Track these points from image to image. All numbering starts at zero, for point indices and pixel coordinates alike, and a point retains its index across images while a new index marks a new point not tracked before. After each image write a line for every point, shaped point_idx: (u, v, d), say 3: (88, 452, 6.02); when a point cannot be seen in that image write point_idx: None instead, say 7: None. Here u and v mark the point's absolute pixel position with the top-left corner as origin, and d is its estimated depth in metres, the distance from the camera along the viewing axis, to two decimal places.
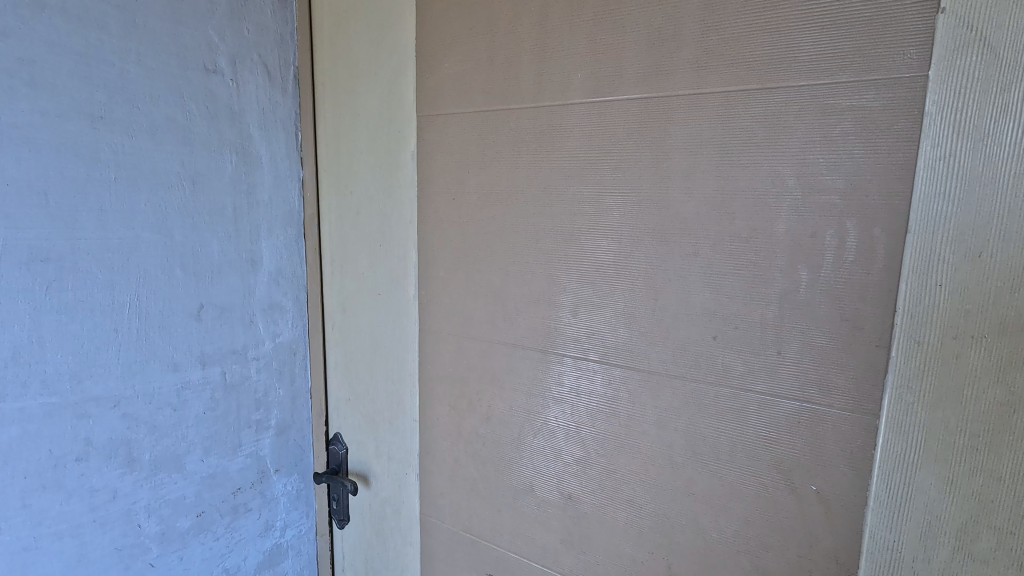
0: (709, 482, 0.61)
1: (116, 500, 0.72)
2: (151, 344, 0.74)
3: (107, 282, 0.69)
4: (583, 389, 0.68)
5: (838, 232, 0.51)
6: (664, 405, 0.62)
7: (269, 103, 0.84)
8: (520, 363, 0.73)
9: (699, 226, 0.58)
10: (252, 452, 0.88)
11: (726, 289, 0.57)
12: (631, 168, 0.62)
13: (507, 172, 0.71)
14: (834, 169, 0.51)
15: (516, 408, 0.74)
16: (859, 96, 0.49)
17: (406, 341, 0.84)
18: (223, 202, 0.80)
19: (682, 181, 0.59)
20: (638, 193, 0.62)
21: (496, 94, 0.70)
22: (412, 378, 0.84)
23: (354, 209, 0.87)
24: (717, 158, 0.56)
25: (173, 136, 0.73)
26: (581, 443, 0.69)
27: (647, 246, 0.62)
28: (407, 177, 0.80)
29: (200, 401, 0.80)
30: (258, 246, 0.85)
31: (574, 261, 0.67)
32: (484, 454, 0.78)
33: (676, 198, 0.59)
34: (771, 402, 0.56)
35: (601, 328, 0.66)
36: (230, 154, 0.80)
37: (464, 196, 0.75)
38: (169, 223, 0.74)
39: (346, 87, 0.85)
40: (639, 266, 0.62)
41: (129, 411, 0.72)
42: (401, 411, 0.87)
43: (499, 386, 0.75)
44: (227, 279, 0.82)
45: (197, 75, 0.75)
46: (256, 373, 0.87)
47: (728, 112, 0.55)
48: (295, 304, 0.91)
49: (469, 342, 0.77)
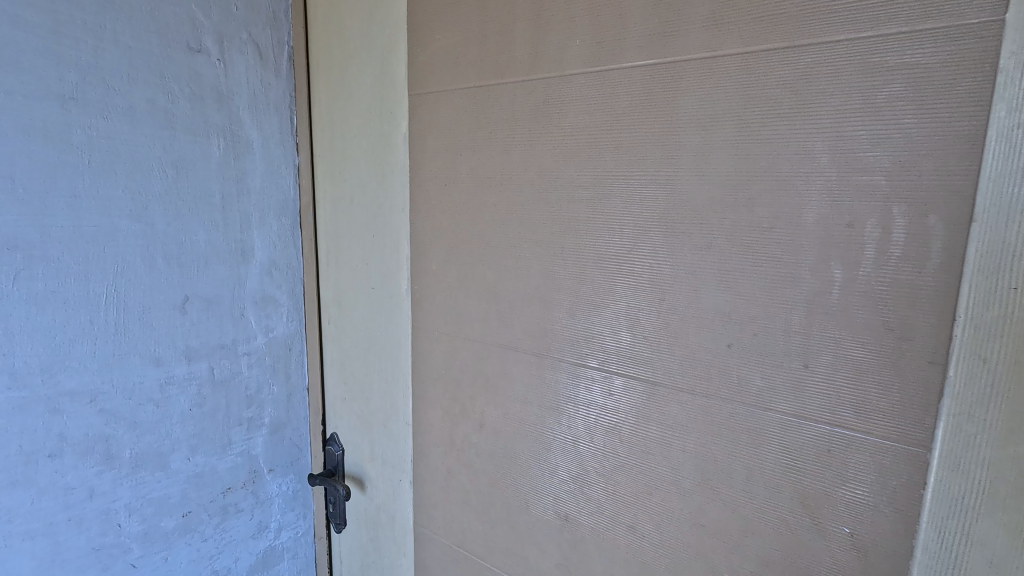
0: (721, 513, 0.52)
1: (93, 499, 0.69)
2: (129, 338, 0.70)
3: (81, 272, 0.66)
4: (582, 399, 0.60)
5: (881, 220, 0.42)
6: (670, 422, 0.54)
7: (260, 85, 0.80)
8: (514, 367, 0.66)
9: (712, 213, 0.49)
10: (243, 451, 0.84)
11: (743, 290, 0.48)
12: (637, 148, 0.53)
13: (500, 155, 0.63)
14: (878, 143, 0.41)
15: (510, 416, 0.67)
16: (911, 51, 0.40)
17: (399, 338, 0.78)
18: (209, 189, 0.76)
19: (692, 163, 0.50)
20: (643, 178, 0.53)
21: (489, 68, 0.63)
22: (405, 378, 0.78)
23: (348, 196, 0.82)
24: (734, 133, 0.47)
25: (154, 119, 0.70)
26: (579, 460, 0.62)
27: (652, 238, 0.53)
28: (399, 164, 0.74)
29: (185, 397, 0.77)
30: (248, 235, 0.81)
31: (572, 256, 0.59)
32: (478, 465, 0.71)
33: (688, 183, 0.50)
34: (795, 424, 0.47)
35: (601, 331, 0.58)
36: (217, 138, 0.76)
37: (456, 181, 0.68)
38: (149, 210, 0.70)
39: (339, 67, 0.80)
40: (643, 262, 0.54)
41: (106, 407, 0.69)
42: (394, 414, 0.81)
43: (492, 392, 0.68)
44: (214, 269, 0.78)
45: (181, 54, 0.71)
46: (247, 368, 0.83)
47: (747, 77, 0.46)
48: (290, 298, 0.87)
49: (462, 342, 0.70)
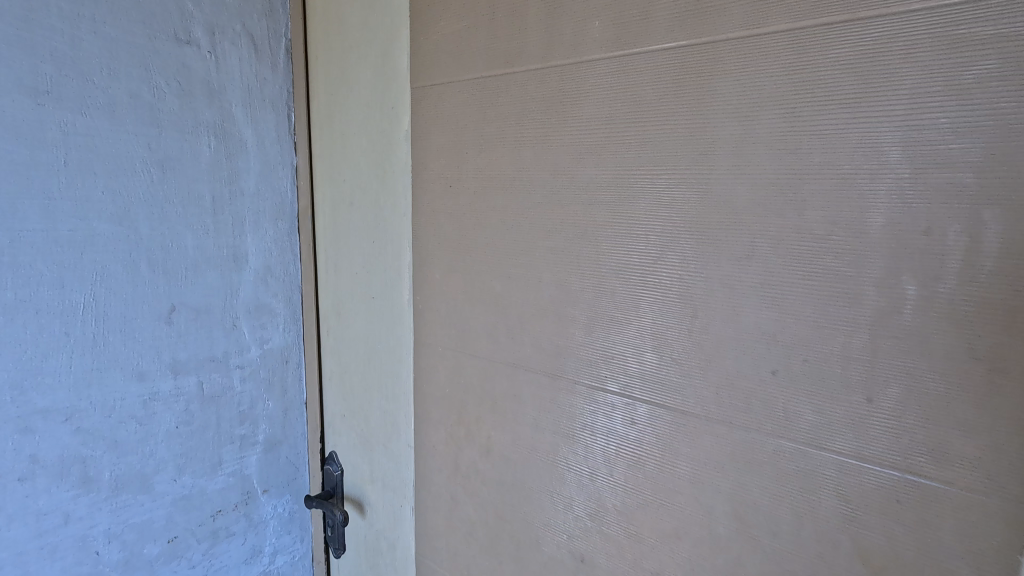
0: (762, 566, 0.45)
1: (68, 525, 0.64)
2: (110, 351, 0.65)
3: (56, 281, 0.61)
4: (600, 427, 0.53)
5: (967, 227, 0.34)
6: (702, 458, 0.47)
7: (256, 80, 0.75)
8: (525, 388, 0.59)
9: (754, 218, 0.42)
10: (235, 470, 0.79)
11: (791, 308, 0.41)
12: (666, 143, 0.46)
13: (510, 153, 0.57)
14: (965, 133, 0.34)
15: (519, 442, 0.60)
16: (1008, 19, 0.32)
17: (400, 352, 0.72)
18: (199, 191, 0.71)
19: (731, 159, 0.43)
20: (673, 176, 0.46)
21: (498, 57, 0.57)
22: (407, 395, 0.72)
23: (348, 198, 0.76)
24: (782, 124, 0.40)
25: (138, 115, 0.65)
26: (595, 496, 0.55)
27: (683, 247, 0.46)
28: (401, 163, 0.68)
29: (171, 414, 0.71)
30: (241, 240, 0.76)
31: (589, 265, 0.52)
32: (484, 495, 0.65)
33: (726, 182, 0.43)
34: (854, 468, 0.40)
35: (623, 352, 0.51)
36: (207, 136, 0.71)
37: (462, 182, 0.62)
38: (131, 214, 0.65)
39: (338, 60, 0.74)
40: (672, 274, 0.47)
41: (83, 425, 0.64)
42: (395, 434, 0.75)
43: (500, 415, 0.61)
44: (204, 277, 0.73)
45: (169, 46, 0.66)
46: (240, 383, 0.78)
47: (799, 58, 0.39)
48: (286, 307, 0.82)
49: (467, 359, 0.64)
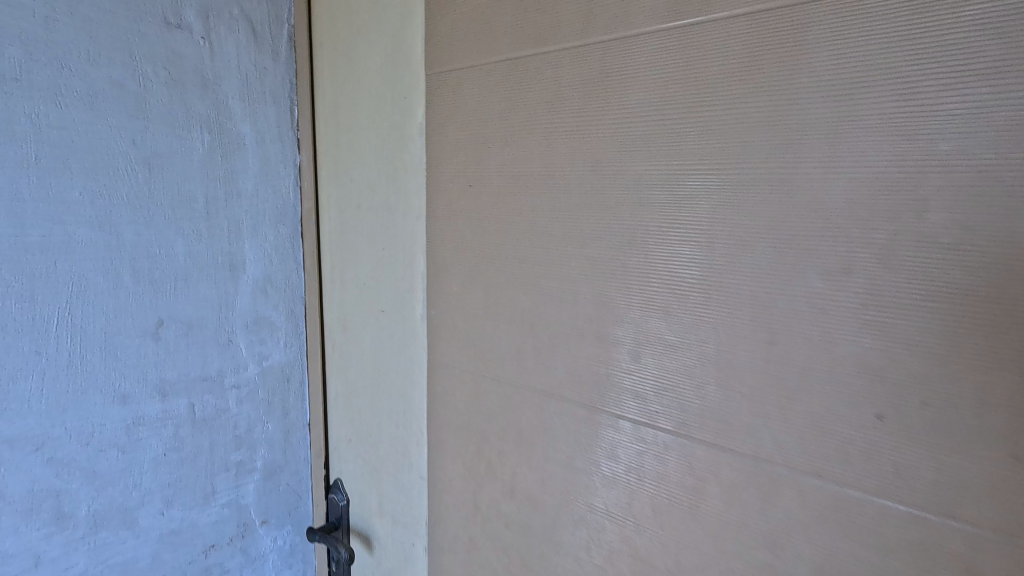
0: None
1: (39, 567, 0.57)
2: (88, 372, 0.58)
3: (26, 293, 0.54)
4: (648, 471, 0.45)
5: None
6: (779, 517, 0.38)
7: (255, 70, 0.68)
8: (556, 420, 0.51)
9: (855, 222, 0.34)
10: (231, 501, 0.71)
11: (903, 336, 0.33)
12: (721, 132, 0.38)
13: (540, 147, 0.49)
14: None
15: (549, 482, 0.52)
16: None
17: (412, 373, 0.64)
18: (190, 192, 0.64)
19: (810, 149, 0.35)
20: (743, 173, 0.38)
21: (527, 35, 0.49)
22: (420, 422, 0.64)
23: (356, 201, 0.68)
24: (866, 97, 0.33)
25: (121, 107, 0.58)
26: (641, 551, 0.46)
27: (756, 257, 0.38)
28: (414, 161, 0.60)
29: (158, 440, 0.64)
30: (237, 247, 0.68)
31: (635, 278, 0.44)
32: (508, 540, 0.56)
33: (809, 177, 0.35)
34: (992, 545, 0.31)
35: (677, 383, 0.42)
36: (200, 132, 0.64)
37: (484, 181, 0.54)
38: (113, 218, 0.58)
39: (345, 48, 0.67)
40: (741, 290, 0.38)
41: (57, 456, 0.57)
42: (406, 464, 0.67)
43: (527, 449, 0.53)
44: (196, 287, 0.65)
45: (157, 31, 0.60)
46: (236, 404, 0.71)
47: (860, 16, 0.33)
48: (288, 320, 0.74)
49: (489, 384, 0.56)
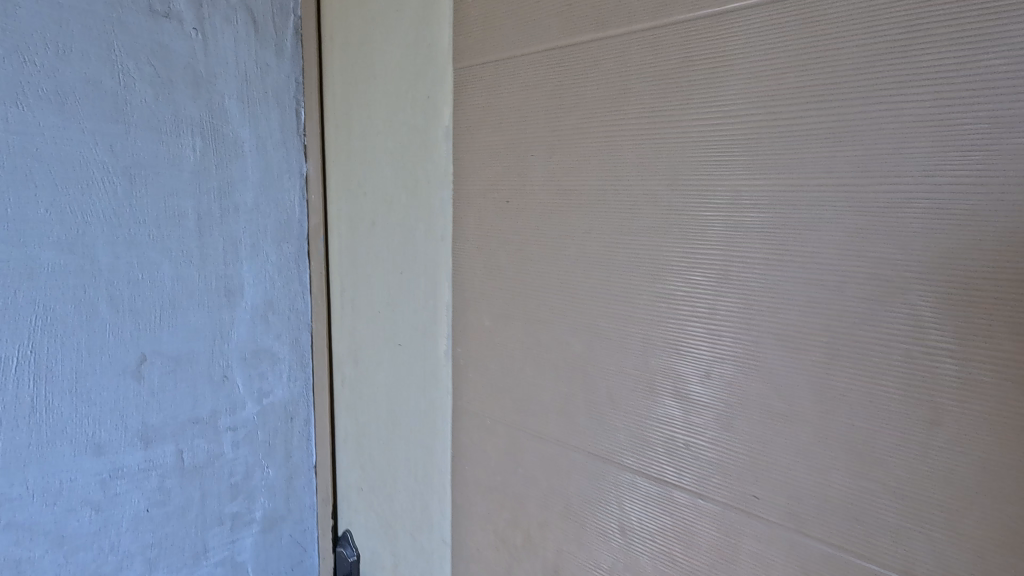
0: None
1: None
2: (55, 419, 0.50)
3: None
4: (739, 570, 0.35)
5: None
6: None
7: (255, 67, 0.59)
8: (614, 493, 0.41)
9: None
10: (224, 558, 0.63)
11: None
12: (746, 136, 0.32)
13: (595, 155, 0.39)
14: None
15: (604, 566, 0.42)
16: None
17: (434, 420, 0.55)
18: (179, 207, 0.55)
19: (869, 143, 0.28)
20: (823, 187, 0.30)
21: (580, 16, 0.39)
22: (442, 477, 0.54)
23: (369, 217, 0.59)
24: (880, 78, 0.28)
25: (98, 109, 0.49)
26: None
27: (908, 306, 0.28)
28: (437, 173, 0.51)
29: (139, 495, 0.55)
30: (234, 269, 0.60)
31: (724, 325, 0.34)
32: None
33: (893, 170, 0.27)
34: None
35: (783, 462, 0.32)
36: (190, 138, 0.55)
37: (523, 196, 0.44)
38: (87, 239, 0.50)
39: (356, 40, 0.58)
40: (883, 349, 0.29)
41: (16, 520, 0.48)
42: (425, 524, 0.57)
43: (576, 523, 0.44)
44: (185, 317, 0.57)
45: (140, 20, 0.51)
46: (232, 448, 0.62)
47: (794, 14, 0.30)
48: (291, 351, 0.66)
49: (527, 439, 0.46)
